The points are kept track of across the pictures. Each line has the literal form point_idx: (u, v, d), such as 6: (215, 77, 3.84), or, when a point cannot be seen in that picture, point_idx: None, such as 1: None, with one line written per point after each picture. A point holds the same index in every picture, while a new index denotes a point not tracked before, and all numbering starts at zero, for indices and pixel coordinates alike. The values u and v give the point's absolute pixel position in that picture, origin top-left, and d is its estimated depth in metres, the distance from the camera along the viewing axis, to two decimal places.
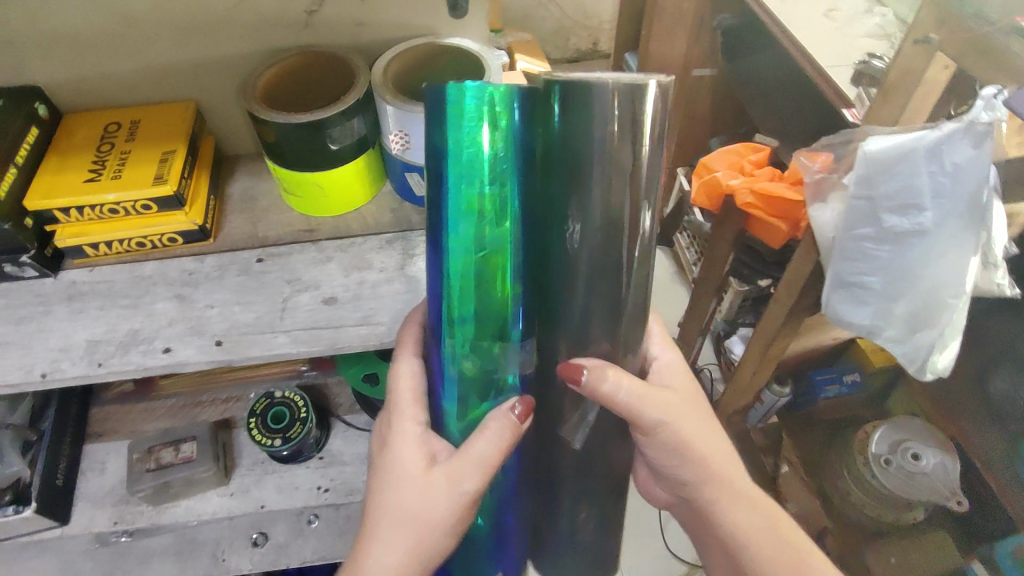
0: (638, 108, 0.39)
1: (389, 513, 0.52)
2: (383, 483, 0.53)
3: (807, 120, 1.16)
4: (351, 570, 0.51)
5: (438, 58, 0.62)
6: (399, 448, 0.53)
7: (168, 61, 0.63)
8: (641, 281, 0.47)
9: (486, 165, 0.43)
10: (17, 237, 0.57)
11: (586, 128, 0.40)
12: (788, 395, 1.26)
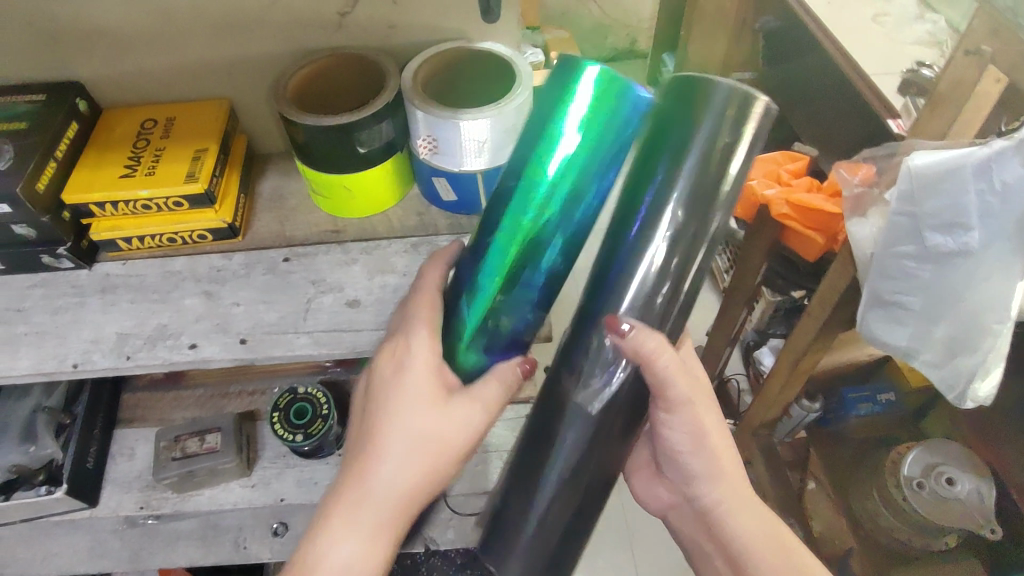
0: (745, 117, 0.39)
1: (394, 441, 0.47)
2: (389, 408, 0.48)
3: (850, 128, 1.11)
4: (354, 491, 0.47)
5: (469, 62, 0.61)
6: (413, 375, 0.48)
7: (204, 60, 0.64)
8: (685, 297, 0.44)
9: (590, 132, 0.42)
10: (54, 229, 0.58)
11: (698, 117, 0.40)
12: (817, 411, 1.22)
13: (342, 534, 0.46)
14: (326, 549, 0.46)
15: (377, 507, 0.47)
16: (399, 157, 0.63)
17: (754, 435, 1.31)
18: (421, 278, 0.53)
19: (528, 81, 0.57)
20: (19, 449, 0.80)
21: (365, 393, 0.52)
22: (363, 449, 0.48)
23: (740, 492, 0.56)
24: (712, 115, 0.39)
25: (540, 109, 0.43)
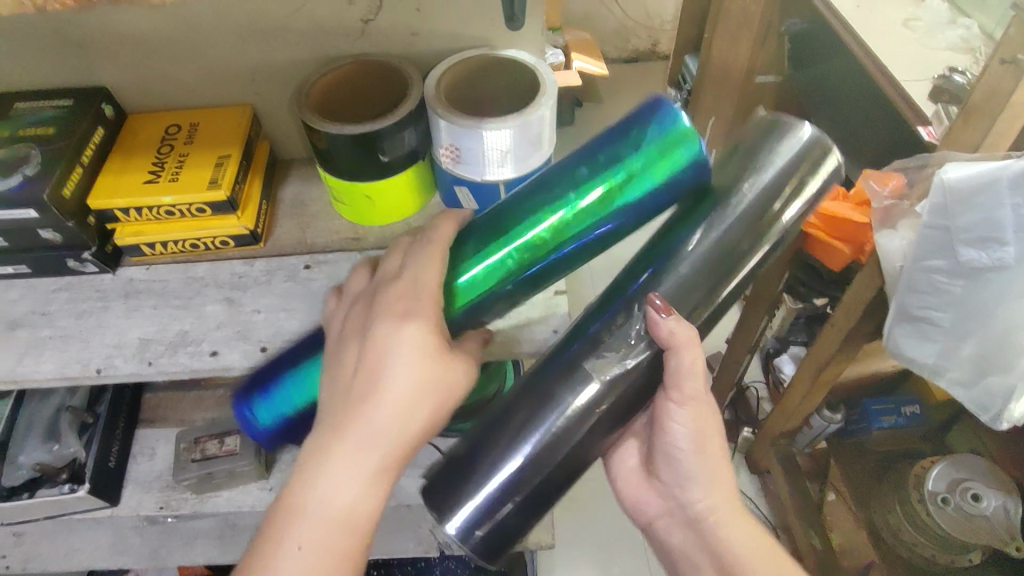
0: (813, 165, 0.47)
1: (401, 389, 0.45)
2: (396, 354, 0.45)
3: (879, 133, 1.08)
4: (358, 442, 0.44)
5: (493, 69, 0.60)
6: (423, 323, 0.46)
7: (228, 67, 0.64)
8: (723, 300, 0.49)
9: (664, 166, 0.45)
10: (80, 234, 0.59)
11: (787, 152, 0.47)
12: (840, 422, 1.21)
13: (341, 477, 0.44)
14: (322, 490, 0.44)
15: (378, 453, 0.45)
16: (420, 166, 0.63)
17: (772, 445, 1.30)
18: (434, 229, 0.51)
19: (552, 91, 0.56)
20: (44, 448, 0.83)
21: (354, 334, 0.49)
22: (362, 394, 0.45)
23: (731, 499, 0.55)
24: (798, 154, 0.47)
25: (634, 116, 0.46)
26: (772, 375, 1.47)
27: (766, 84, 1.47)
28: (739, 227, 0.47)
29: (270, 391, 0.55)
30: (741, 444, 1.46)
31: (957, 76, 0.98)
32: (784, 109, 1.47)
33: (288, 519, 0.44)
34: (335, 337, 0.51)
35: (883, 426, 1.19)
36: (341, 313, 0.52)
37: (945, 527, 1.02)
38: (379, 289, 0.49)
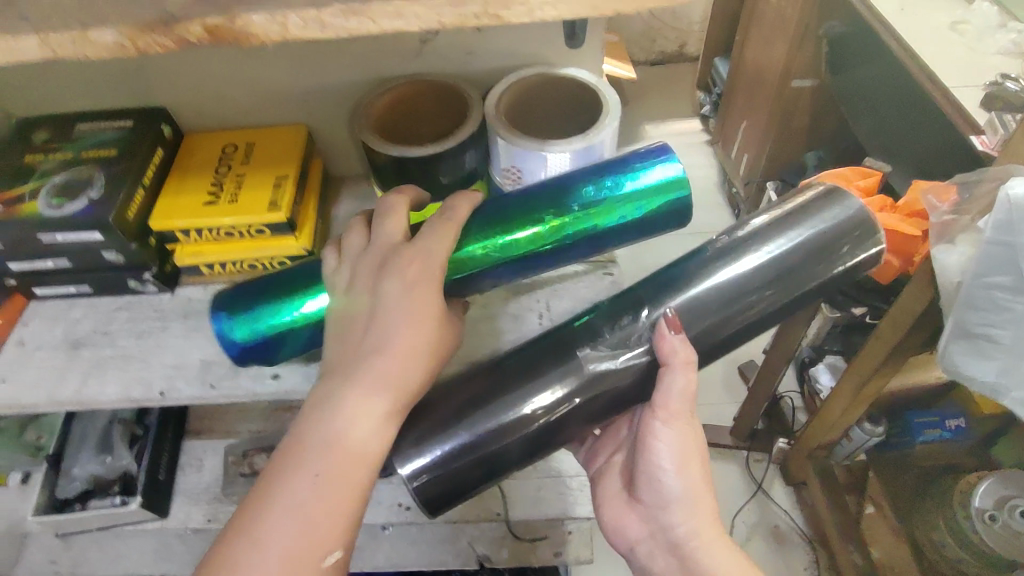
0: (849, 238, 0.51)
1: (408, 344, 0.46)
2: (403, 313, 0.46)
3: (920, 142, 1.08)
4: (370, 391, 0.45)
5: (552, 90, 0.59)
6: (429, 287, 0.47)
7: (285, 88, 0.64)
8: (736, 328, 0.51)
9: (661, 197, 0.53)
10: (141, 255, 0.60)
11: (825, 229, 0.51)
12: (880, 435, 1.16)
13: (349, 421, 0.44)
14: (331, 432, 0.44)
15: (385, 401, 0.45)
16: (478, 185, 0.62)
17: (808, 457, 1.25)
18: (452, 207, 0.51)
19: (616, 111, 0.55)
20: (97, 460, 0.85)
21: (360, 292, 0.48)
22: (370, 347, 0.46)
23: (713, 526, 0.52)
24: (836, 234, 0.50)
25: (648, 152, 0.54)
26: (808, 384, 1.38)
27: (802, 90, 1.37)
28: (759, 272, 0.50)
29: (254, 310, 0.53)
30: (776, 455, 1.34)
31: (1011, 83, 0.90)
32: (822, 116, 1.41)
33: (295, 461, 0.43)
34: (339, 294, 0.50)
35: (926, 440, 1.15)
36: (342, 271, 0.51)
37: (991, 545, 0.99)
38: (386, 250, 0.49)
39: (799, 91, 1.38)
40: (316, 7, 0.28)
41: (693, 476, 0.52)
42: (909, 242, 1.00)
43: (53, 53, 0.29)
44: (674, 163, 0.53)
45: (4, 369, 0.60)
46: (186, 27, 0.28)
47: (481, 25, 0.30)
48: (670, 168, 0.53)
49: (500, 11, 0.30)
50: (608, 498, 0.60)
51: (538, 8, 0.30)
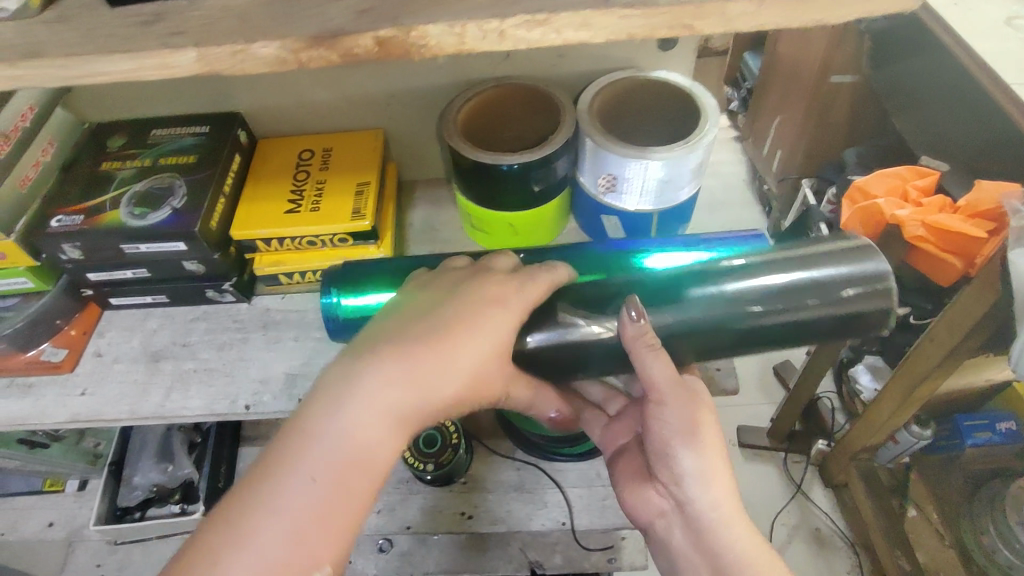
0: (867, 289, 0.44)
1: (463, 357, 0.40)
2: (468, 326, 0.41)
3: (971, 142, 0.99)
4: (393, 396, 0.38)
5: (642, 95, 0.57)
6: (507, 310, 0.42)
7: (363, 92, 0.62)
8: (717, 337, 0.45)
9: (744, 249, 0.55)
10: (222, 265, 0.58)
11: (842, 276, 0.44)
12: (928, 439, 1.10)
13: (375, 407, 0.38)
14: (345, 416, 0.37)
15: (416, 400, 0.39)
16: (564, 196, 0.60)
17: (851, 459, 1.19)
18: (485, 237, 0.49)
19: (717, 115, 0.54)
20: (158, 469, 0.84)
21: (434, 297, 0.44)
22: (421, 341, 0.40)
23: (730, 499, 0.47)
24: (843, 281, 0.44)
25: (735, 237, 0.55)
26: (848, 386, 1.31)
27: (840, 85, 1.23)
28: (750, 295, 0.43)
29: (364, 286, 0.53)
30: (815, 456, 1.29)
31: None
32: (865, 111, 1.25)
33: (304, 428, 0.37)
34: (410, 296, 0.45)
35: (977, 443, 1.11)
36: (423, 281, 0.46)
37: None
38: (475, 271, 0.45)
39: (838, 87, 1.24)
40: (499, 18, 0.29)
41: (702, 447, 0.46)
42: (976, 244, 0.84)
43: (209, 68, 0.30)
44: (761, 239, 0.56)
45: (85, 382, 0.60)
46: (356, 39, 0.29)
47: (670, 36, 0.31)
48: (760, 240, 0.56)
49: (693, 21, 0.30)
50: (627, 477, 0.55)
51: (732, 19, 0.30)
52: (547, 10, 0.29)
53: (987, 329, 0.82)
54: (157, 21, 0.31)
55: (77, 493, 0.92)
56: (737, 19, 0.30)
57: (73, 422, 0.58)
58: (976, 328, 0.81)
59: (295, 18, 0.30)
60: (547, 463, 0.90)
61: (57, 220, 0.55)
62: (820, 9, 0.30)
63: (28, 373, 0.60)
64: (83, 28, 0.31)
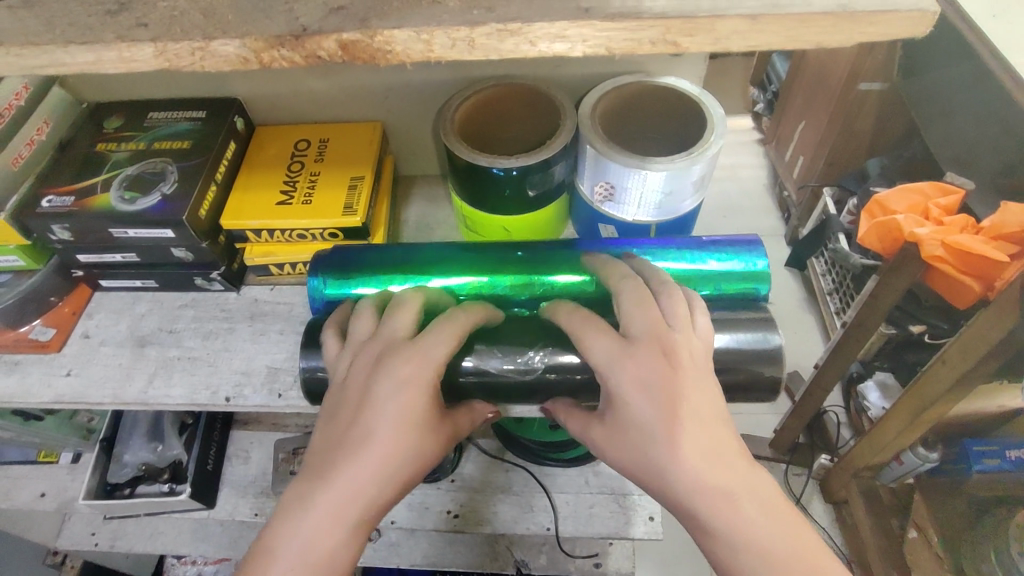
0: (766, 357, 0.46)
1: (391, 451, 0.42)
2: (389, 419, 0.42)
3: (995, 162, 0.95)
4: (342, 495, 0.41)
5: (647, 100, 0.55)
6: (423, 392, 0.43)
7: (363, 84, 0.61)
8: None
9: (737, 256, 0.52)
10: (211, 254, 0.57)
11: (744, 347, 0.46)
12: (934, 462, 1.06)
13: (323, 527, 0.41)
14: (306, 528, 0.41)
15: (362, 504, 0.41)
16: (562, 201, 0.58)
17: (853, 476, 1.16)
18: (401, 293, 0.47)
19: (724, 126, 0.51)
20: (148, 447, 0.85)
21: (353, 389, 0.44)
22: (348, 448, 0.42)
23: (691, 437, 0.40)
24: (743, 355, 0.46)
25: (732, 241, 0.53)
26: (854, 403, 1.28)
27: (868, 93, 1.15)
28: None
29: (351, 277, 0.53)
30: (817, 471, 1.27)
31: None
32: (886, 119, 1.18)
33: (265, 562, 0.40)
34: (335, 385, 0.45)
35: (984, 470, 1.08)
36: (341, 363, 0.46)
37: None
38: (384, 347, 0.44)
39: (866, 94, 1.15)
40: (469, 26, 0.28)
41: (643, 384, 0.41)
42: (997, 267, 0.81)
43: (169, 63, 0.30)
44: (759, 246, 0.52)
45: (71, 363, 0.59)
46: (320, 41, 0.28)
47: (655, 52, 0.29)
48: (757, 247, 0.52)
49: (680, 38, 0.28)
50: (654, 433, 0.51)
51: (725, 37, 0.28)
52: (521, 19, 0.28)
53: (1001, 356, 0.78)
54: (120, 11, 0.30)
55: (71, 465, 0.92)
56: (729, 38, 0.28)
57: (56, 403, 0.58)
58: (991, 354, 0.77)
59: (261, 15, 0.29)
60: (536, 467, 0.88)
61: (47, 199, 0.54)
62: (813, 27, 0.28)
63: (16, 351, 0.60)
64: (46, 15, 0.30)
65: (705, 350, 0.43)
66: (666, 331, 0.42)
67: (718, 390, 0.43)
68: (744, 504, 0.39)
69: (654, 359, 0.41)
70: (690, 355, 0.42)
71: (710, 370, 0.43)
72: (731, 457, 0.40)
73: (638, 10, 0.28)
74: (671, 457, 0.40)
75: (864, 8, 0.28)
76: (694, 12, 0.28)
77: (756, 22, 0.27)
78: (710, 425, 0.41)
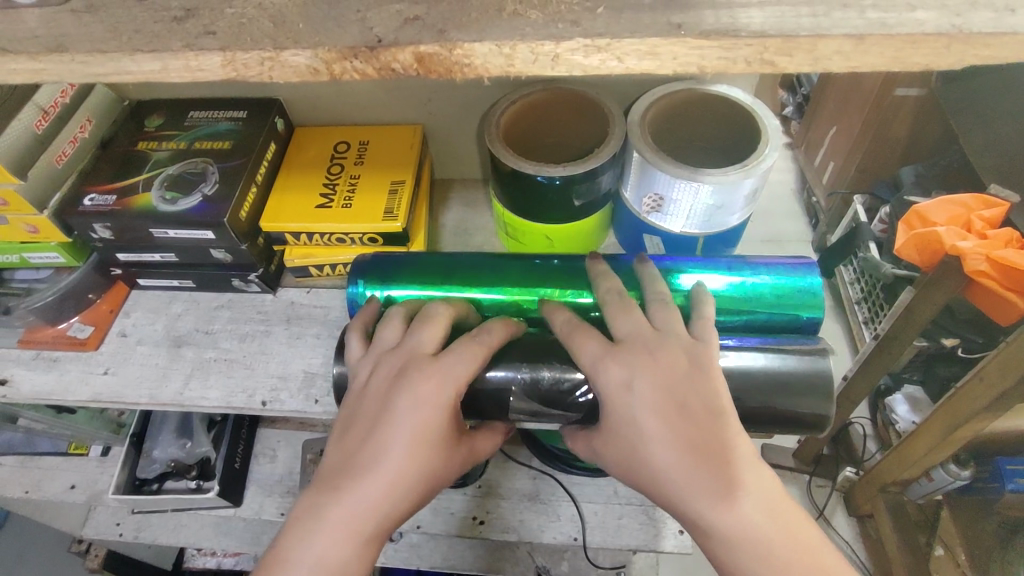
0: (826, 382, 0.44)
1: (403, 471, 0.41)
2: (402, 438, 0.41)
3: None
4: (355, 505, 0.40)
5: (697, 108, 0.54)
6: (440, 412, 0.41)
7: (405, 87, 0.60)
8: None
9: (788, 272, 0.50)
10: (250, 255, 0.57)
11: (799, 372, 0.45)
12: (966, 479, 1.03)
13: (336, 539, 0.40)
14: (319, 539, 0.40)
15: (373, 515, 0.40)
16: (605, 211, 0.57)
17: (879, 492, 1.11)
18: (437, 304, 0.46)
19: (780, 138, 0.50)
20: (177, 444, 0.85)
21: (369, 400, 0.43)
22: (363, 459, 0.41)
23: (692, 438, 0.38)
24: (799, 383, 0.44)
25: (783, 261, 0.51)
26: (880, 415, 1.23)
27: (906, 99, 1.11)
28: None
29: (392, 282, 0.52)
30: (841, 483, 1.21)
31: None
32: (925, 127, 1.15)
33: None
34: (350, 393, 0.44)
35: (1018, 490, 1.03)
36: (361, 365, 0.45)
37: None
38: (408, 358, 0.43)
39: (902, 100, 1.11)
40: (553, 41, 0.27)
41: (645, 382, 0.39)
42: None
43: (237, 72, 0.29)
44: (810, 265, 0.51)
45: (107, 361, 0.59)
46: (395, 53, 0.28)
47: (749, 71, 0.28)
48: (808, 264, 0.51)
49: (777, 57, 0.27)
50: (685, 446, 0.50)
51: (826, 57, 0.27)
52: (609, 35, 0.27)
53: None
54: (186, 17, 0.30)
55: (100, 458, 0.93)
56: (828, 57, 0.27)
57: (93, 401, 0.57)
58: None
59: (333, 24, 0.28)
60: (562, 475, 0.87)
61: (90, 198, 0.54)
62: (923, 49, 0.27)
63: (55, 347, 0.60)
64: (110, 20, 0.30)
65: (698, 344, 0.41)
66: (650, 334, 0.41)
67: (724, 388, 0.39)
68: (747, 509, 0.37)
69: (639, 360, 0.40)
70: (677, 352, 0.40)
71: (716, 368, 0.40)
72: (741, 460, 0.38)
73: (734, 27, 0.27)
74: (665, 459, 0.38)
75: (981, 29, 0.26)
76: (795, 30, 0.26)
77: (864, 43, 0.26)
78: (707, 424, 0.38)
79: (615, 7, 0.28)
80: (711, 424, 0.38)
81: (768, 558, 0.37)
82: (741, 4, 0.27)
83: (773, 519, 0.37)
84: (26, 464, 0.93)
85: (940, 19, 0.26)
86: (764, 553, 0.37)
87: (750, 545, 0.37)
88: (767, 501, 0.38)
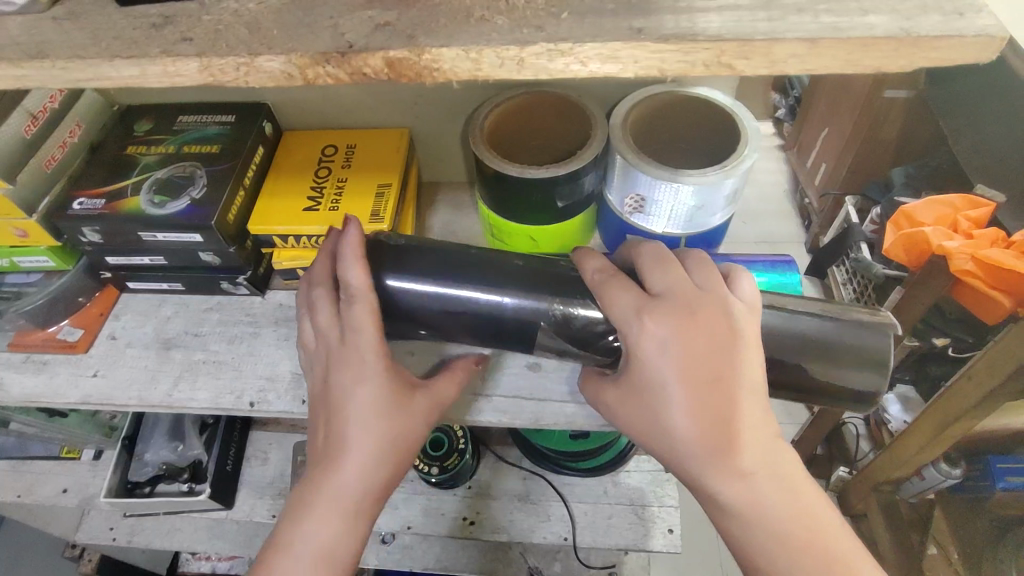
0: (885, 354, 0.43)
1: (367, 448, 0.42)
2: (355, 419, 0.43)
3: None
4: (330, 491, 0.42)
5: (679, 109, 0.54)
6: (378, 385, 0.43)
7: (392, 91, 0.61)
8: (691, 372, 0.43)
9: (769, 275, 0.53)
10: (238, 258, 0.58)
11: (858, 341, 0.43)
12: (956, 478, 1.03)
13: (322, 522, 0.42)
14: (309, 526, 0.42)
15: (353, 492, 0.42)
16: (589, 212, 0.58)
17: (872, 490, 1.12)
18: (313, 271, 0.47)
19: (759, 139, 0.51)
20: (169, 446, 0.84)
21: (319, 397, 0.45)
22: (327, 451, 0.43)
23: (716, 404, 0.37)
24: (858, 351, 0.43)
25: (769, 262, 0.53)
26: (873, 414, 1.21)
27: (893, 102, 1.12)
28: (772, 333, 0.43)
29: None
30: (835, 484, 1.23)
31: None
32: (913, 130, 1.15)
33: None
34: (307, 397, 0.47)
35: (1009, 488, 1.03)
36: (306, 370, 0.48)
37: None
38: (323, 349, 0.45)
39: (890, 103, 1.12)
40: (518, 45, 0.28)
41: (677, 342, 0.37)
42: None
43: (213, 78, 0.30)
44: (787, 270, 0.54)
45: (97, 364, 0.60)
46: (365, 58, 0.28)
47: (708, 74, 0.29)
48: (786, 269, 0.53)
49: (735, 60, 0.28)
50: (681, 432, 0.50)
51: (782, 60, 0.28)
52: (572, 40, 0.28)
53: None
54: (163, 24, 0.30)
55: (92, 461, 0.93)
56: (785, 60, 0.28)
57: (82, 403, 0.58)
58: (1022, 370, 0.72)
59: (305, 30, 0.29)
60: (554, 476, 0.88)
61: (78, 202, 0.54)
62: (874, 53, 0.27)
63: (44, 350, 0.60)
64: (91, 26, 0.31)
65: (744, 312, 0.39)
66: (694, 291, 0.39)
67: (752, 358, 0.38)
68: (758, 480, 0.38)
69: (678, 318, 0.38)
70: (719, 313, 0.38)
71: (750, 332, 0.39)
72: (757, 433, 0.38)
73: (693, 31, 0.28)
74: (685, 425, 0.37)
75: (930, 31, 0.27)
76: (751, 34, 0.27)
77: (817, 46, 0.27)
78: (733, 394, 0.37)
79: (578, 12, 0.29)
80: (731, 393, 0.37)
81: (772, 526, 0.38)
82: (701, 10, 0.29)
83: (782, 491, 0.38)
84: (18, 469, 0.93)
85: (891, 23, 0.27)
86: (766, 519, 0.38)
87: (756, 511, 0.38)
88: (775, 474, 0.38)
